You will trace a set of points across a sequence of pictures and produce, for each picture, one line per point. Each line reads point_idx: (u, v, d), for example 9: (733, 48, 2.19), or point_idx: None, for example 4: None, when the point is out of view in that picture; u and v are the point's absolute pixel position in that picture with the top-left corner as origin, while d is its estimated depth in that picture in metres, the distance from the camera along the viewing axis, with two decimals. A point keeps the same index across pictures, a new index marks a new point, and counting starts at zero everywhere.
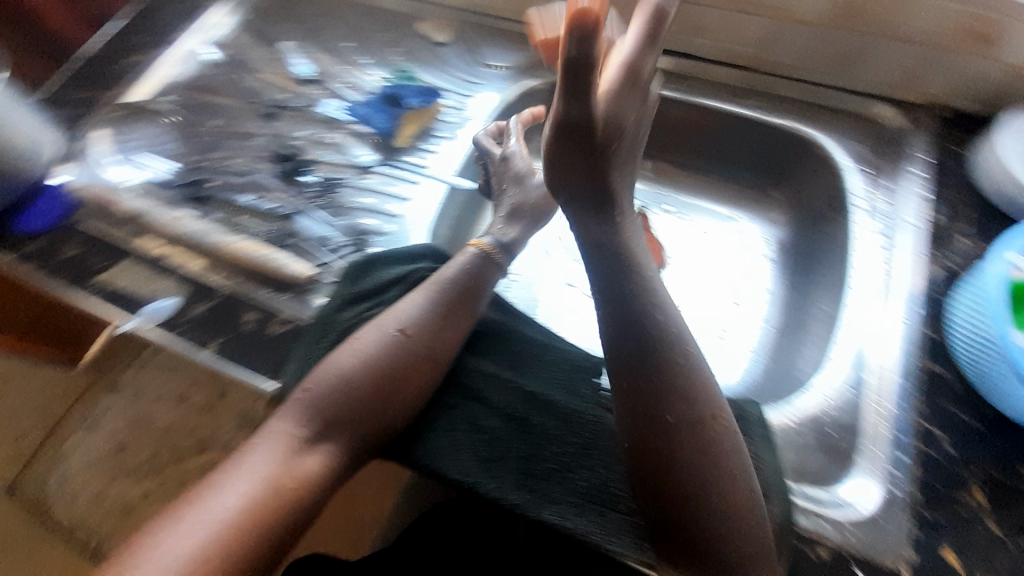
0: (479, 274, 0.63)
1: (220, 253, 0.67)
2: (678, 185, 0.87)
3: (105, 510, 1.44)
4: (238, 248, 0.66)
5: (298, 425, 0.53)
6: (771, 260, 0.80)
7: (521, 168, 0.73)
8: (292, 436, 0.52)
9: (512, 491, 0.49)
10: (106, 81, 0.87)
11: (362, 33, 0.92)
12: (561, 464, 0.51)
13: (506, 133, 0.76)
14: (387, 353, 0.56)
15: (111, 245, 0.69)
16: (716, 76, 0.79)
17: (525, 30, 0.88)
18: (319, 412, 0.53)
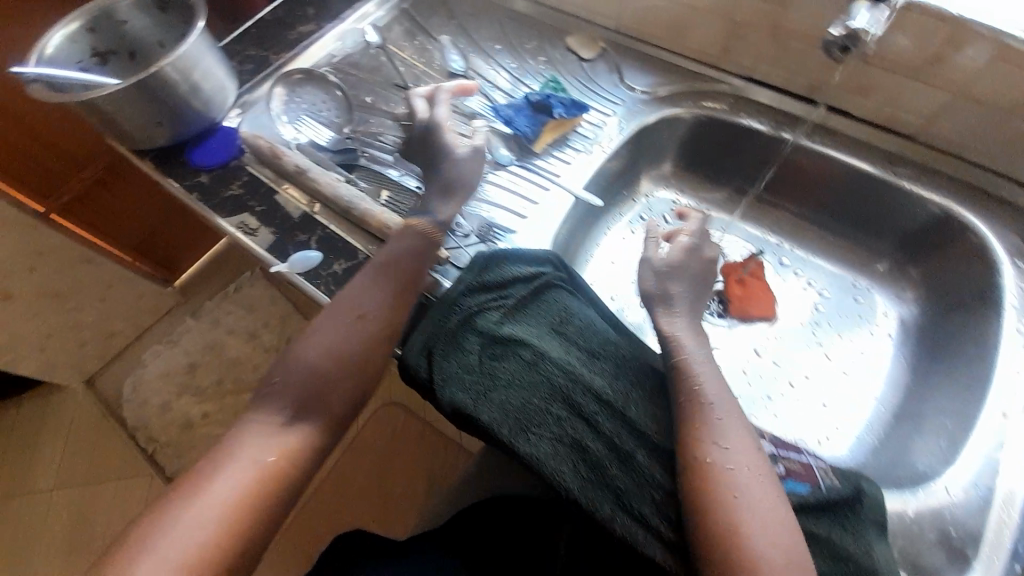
0: (420, 252, 0.66)
1: (367, 221, 0.73)
2: (800, 240, 0.85)
3: (169, 421, 1.56)
4: (384, 218, 0.72)
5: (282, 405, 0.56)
6: (894, 339, 0.76)
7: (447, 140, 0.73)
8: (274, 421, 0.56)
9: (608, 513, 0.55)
10: (275, 43, 0.94)
11: (511, 37, 0.95)
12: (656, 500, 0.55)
13: (435, 100, 0.78)
14: (348, 336, 0.60)
15: (271, 193, 0.78)
16: (873, 139, 0.76)
17: (676, 59, 0.87)
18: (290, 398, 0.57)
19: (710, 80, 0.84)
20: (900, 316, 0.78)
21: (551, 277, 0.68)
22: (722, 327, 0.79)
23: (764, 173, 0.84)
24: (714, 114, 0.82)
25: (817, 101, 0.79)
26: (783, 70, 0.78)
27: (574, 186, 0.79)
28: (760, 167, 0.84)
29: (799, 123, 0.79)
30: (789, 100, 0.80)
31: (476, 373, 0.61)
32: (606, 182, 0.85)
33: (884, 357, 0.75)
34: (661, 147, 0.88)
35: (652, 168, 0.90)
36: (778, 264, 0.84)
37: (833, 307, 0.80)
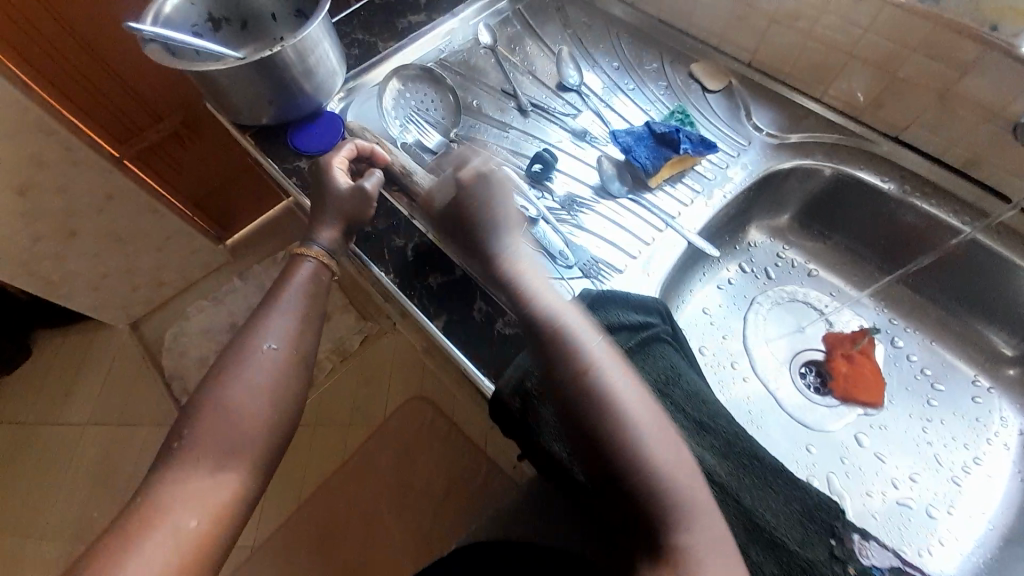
0: (318, 283, 0.67)
1: None
2: (915, 322, 0.78)
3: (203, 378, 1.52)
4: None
5: (215, 454, 0.53)
6: (1015, 453, 0.69)
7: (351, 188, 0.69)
8: (209, 469, 0.52)
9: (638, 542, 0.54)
10: (383, 29, 0.91)
11: (629, 54, 0.89)
12: None
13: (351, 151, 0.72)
14: (245, 361, 0.59)
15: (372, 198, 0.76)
16: None
17: (809, 106, 0.80)
18: (217, 447, 0.54)
19: (847, 135, 0.77)
20: (1022, 430, 0.71)
21: (661, 330, 0.63)
22: (822, 402, 0.74)
23: (921, 257, 0.76)
24: (859, 174, 0.75)
25: (1017, 201, 0.68)
26: (941, 139, 0.71)
27: (688, 230, 0.74)
28: (909, 253, 0.77)
29: (977, 215, 0.70)
30: (935, 166, 0.72)
31: None
32: (716, 227, 0.79)
33: (1002, 472, 0.68)
34: (785, 195, 0.82)
35: (761, 218, 0.84)
36: (890, 345, 0.78)
37: (947, 404, 0.73)
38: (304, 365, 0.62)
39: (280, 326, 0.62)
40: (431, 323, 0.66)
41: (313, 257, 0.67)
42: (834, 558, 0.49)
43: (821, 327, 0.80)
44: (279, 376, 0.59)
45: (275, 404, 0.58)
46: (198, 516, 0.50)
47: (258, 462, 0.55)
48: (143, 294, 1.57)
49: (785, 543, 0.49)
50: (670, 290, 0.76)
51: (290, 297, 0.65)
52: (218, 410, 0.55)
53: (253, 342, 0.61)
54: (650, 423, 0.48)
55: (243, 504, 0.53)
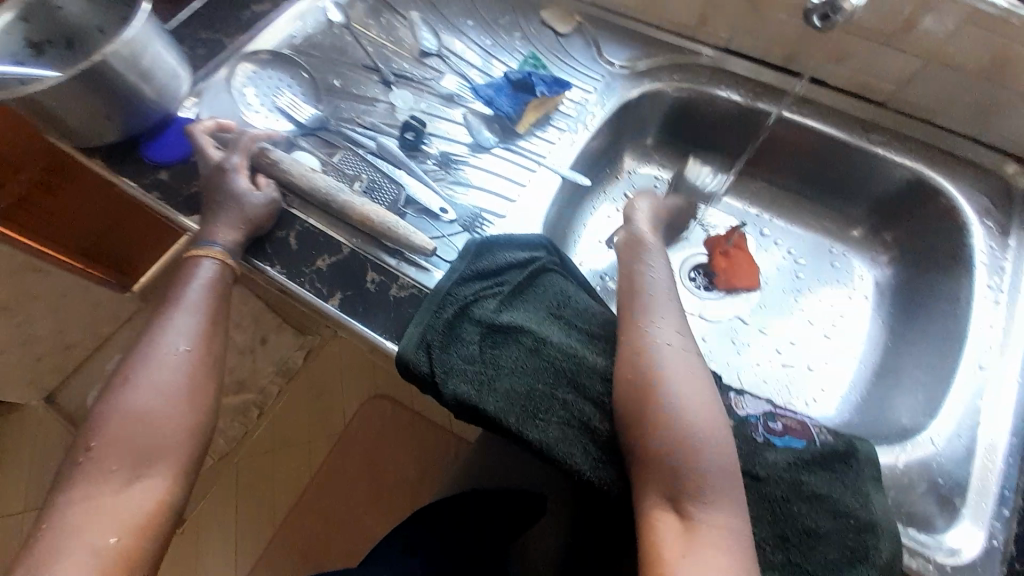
0: (221, 283, 0.64)
1: (350, 215, 0.69)
2: (779, 211, 0.87)
3: None
4: (366, 210, 0.68)
5: (123, 462, 0.53)
6: (871, 302, 0.80)
7: (238, 185, 0.68)
8: (117, 476, 0.53)
9: (568, 447, 0.57)
10: (226, 25, 0.86)
11: (484, 10, 0.90)
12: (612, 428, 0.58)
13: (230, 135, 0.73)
14: (157, 368, 0.57)
15: None
16: (848, 107, 0.78)
17: (652, 32, 0.85)
18: (125, 454, 0.53)
19: (687, 53, 0.83)
20: (875, 279, 0.81)
21: (546, 262, 0.67)
22: (711, 299, 0.81)
23: (748, 145, 0.85)
24: (701, 89, 0.82)
25: (803, 73, 0.79)
26: (763, 42, 0.78)
27: (562, 167, 0.78)
28: (743, 143, 0.85)
29: (803, 102, 0.79)
30: (762, 68, 0.81)
31: (477, 364, 0.60)
32: (590, 161, 0.84)
33: (863, 320, 0.79)
34: (646, 119, 0.87)
35: (631, 146, 0.90)
36: (759, 236, 0.86)
37: (812, 273, 0.82)
38: (214, 363, 0.60)
39: (184, 327, 0.59)
40: (327, 304, 0.66)
41: (213, 257, 0.64)
42: None
43: (701, 234, 0.87)
44: (189, 377, 0.58)
45: (188, 407, 0.57)
46: (117, 533, 0.51)
47: (180, 466, 0.55)
48: (53, 362, 1.44)
49: None
50: (557, 228, 0.80)
51: (190, 296, 0.62)
52: (123, 422, 0.54)
53: (158, 347, 0.58)
54: (678, 364, 0.56)
55: (167, 518, 0.54)
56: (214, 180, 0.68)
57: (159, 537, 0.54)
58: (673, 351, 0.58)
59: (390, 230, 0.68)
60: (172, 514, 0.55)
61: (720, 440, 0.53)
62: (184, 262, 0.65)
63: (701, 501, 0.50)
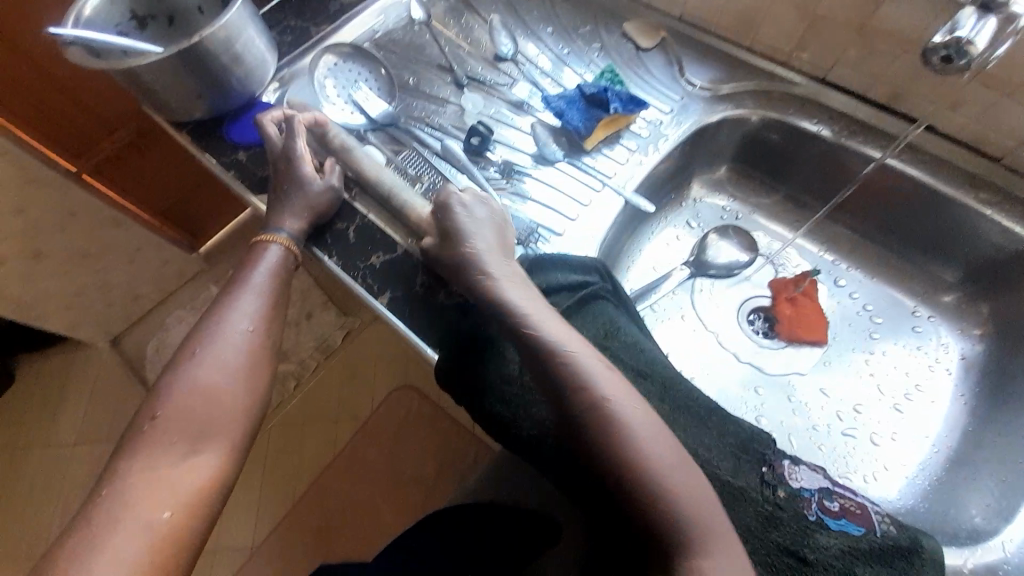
0: (282, 268, 0.67)
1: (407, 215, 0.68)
2: (858, 261, 0.80)
3: None
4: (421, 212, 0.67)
5: (180, 434, 0.53)
6: (954, 376, 0.72)
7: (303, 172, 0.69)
8: (172, 449, 0.53)
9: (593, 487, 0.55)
10: (314, 14, 0.88)
11: (564, 19, 0.87)
12: None
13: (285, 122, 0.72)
14: (220, 345, 0.59)
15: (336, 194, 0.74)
16: (956, 157, 0.70)
17: (741, 55, 0.80)
18: (186, 426, 0.54)
19: (778, 81, 0.78)
20: (964, 354, 0.72)
21: (599, 288, 0.65)
22: (768, 347, 0.76)
23: (840, 190, 0.78)
24: (788, 120, 0.76)
25: (918, 118, 0.70)
26: (867, 77, 0.71)
27: (626, 189, 0.75)
28: (835, 186, 0.78)
29: (904, 147, 0.72)
30: (862, 105, 0.74)
31: (514, 385, 0.59)
32: (656, 184, 0.80)
33: (943, 397, 0.71)
34: (721, 147, 0.83)
35: (701, 174, 0.85)
36: (833, 285, 0.79)
37: (889, 334, 0.75)
38: (270, 345, 0.63)
39: (248, 309, 0.63)
40: (376, 301, 0.66)
41: (280, 244, 0.67)
42: (764, 482, 0.52)
43: (768, 273, 0.82)
44: (247, 356, 0.60)
45: (246, 385, 0.59)
46: (171, 509, 0.49)
47: (233, 444, 0.56)
48: (119, 311, 1.53)
49: (716, 472, 0.51)
50: (613, 251, 0.78)
51: (255, 281, 0.65)
52: (184, 394, 0.56)
53: (222, 325, 0.61)
54: (631, 409, 0.48)
55: (219, 496, 0.53)
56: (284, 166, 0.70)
57: (209, 517, 0.52)
58: (628, 395, 0.49)
59: None
60: (221, 495, 0.53)
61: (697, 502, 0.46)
62: (252, 245, 0.68)
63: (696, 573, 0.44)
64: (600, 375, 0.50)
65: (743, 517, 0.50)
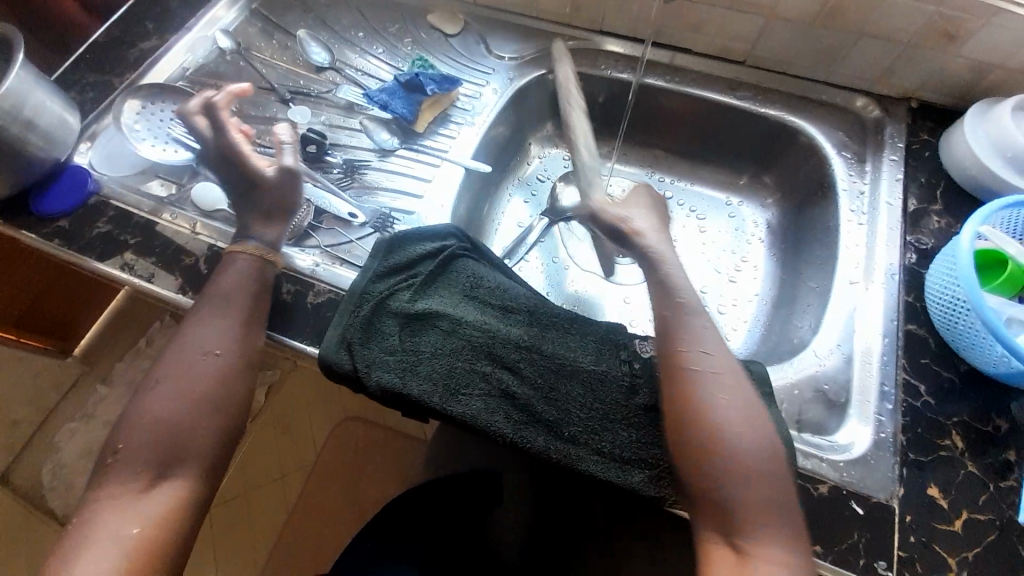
0: (252, 282, 0.64)
1: None
2: (678, 172, 0.93)
3: None
4: None
5: (142, 467, 0.53)
6: (763, 241, 0.87)
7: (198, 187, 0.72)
8: (130, 486, 0.52)
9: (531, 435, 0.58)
10: (114, 65, 0.85)
11: (373, 21, 0.92)
12: (625, 436, 0.57)
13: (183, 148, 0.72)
14: (191, 374, 0.57)
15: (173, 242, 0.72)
16: (716, 70, 0.84)
17: (533, 23, 0.90)
18: (157, 453, 0.54)
19: (569, 38, 0.88)
20: (765, 219, 0.88)
21: (455, 248, 0.71)
22: (627, 262, 0.86)
23: (624, 114, 0.90)
24: (584, 68, 0.87)
25: (643, 40, 0.86)
26: (630, 19, 0.84)
27: (463, 158, 0.81)
28: (618, 114, 0.91)
29: (677, 70, 0.85)
30: (634, 44, 0.86)
31: (398, 353, 0.63)
32: (494, 149, 0.88)
33: (760, 259, 0.85)
34: (542, 105, 0.92)
35: (536, 131, 0.95)
36: (663, 198, 0.92)
37: (714, 225, 0.89)
38: (248, 361, 0.61)
39: (212, 330, 0.60)
40: None
41: (250, 254, 0.65)
42: (622, 361, 0.60)
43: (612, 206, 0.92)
44: (216, 379, 0.58)
45: (209, 404, 0.57)
46: (140, 524, 0.51)
47: (205, 462, 0.55)
48: None
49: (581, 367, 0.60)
50: (472, 217, 0.84)
51: (221, 291, 0.63)
52: (143, 423, 0.55)
53: (190, 349, 0.59)
54: (728, 409, 0.52)
55: (193, 511, 0.54)
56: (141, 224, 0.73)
57: (190, 524, 0.54)
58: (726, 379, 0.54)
59: (293, 261, 0.70)
60: (198, 510, 0.54)
61: (760, 484, 0.50)
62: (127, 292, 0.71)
63: (739, 523, 0.49)
64: (715, 373, 0.54)
65: (610, 393, 0.58)
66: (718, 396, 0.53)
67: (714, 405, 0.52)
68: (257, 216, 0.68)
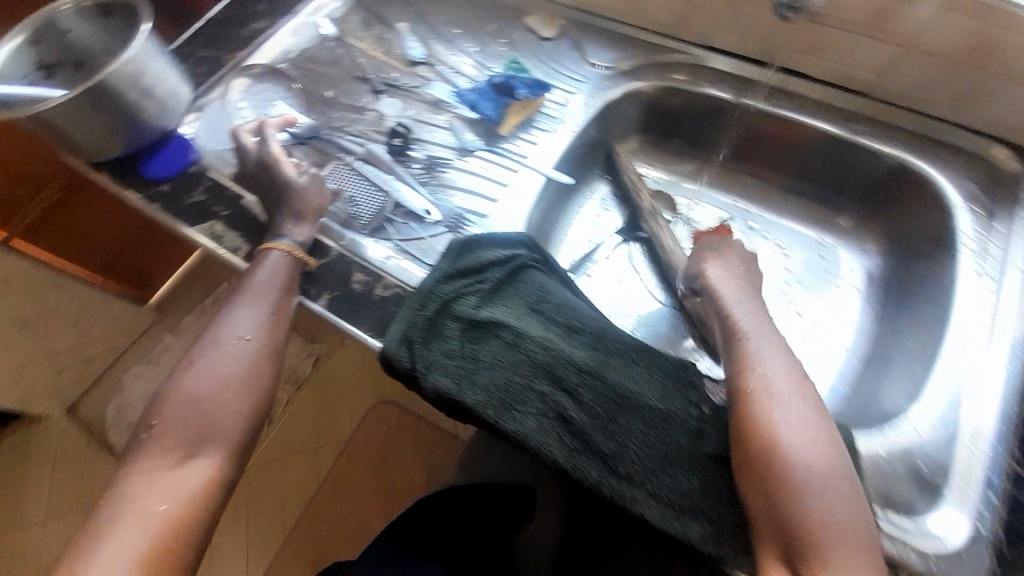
0: (286, 273, 0.66)
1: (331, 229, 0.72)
2: (769, 204, 0.87)
3: None
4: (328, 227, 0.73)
5: (174, 444, 0.54)
6: (861, 292, 0.79)
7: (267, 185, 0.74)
8: (171, 459, 0.53)
9: (591, 467, 0.54)
10: (227, 42, 0.90)
11: (471, 19, 0.92)
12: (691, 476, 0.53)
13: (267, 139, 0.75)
14: (226, 358, 0.59)
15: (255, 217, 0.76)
16: (829, 98, 0.78)
17: (634, 33, 0.87)
18: (186, 432, 0.55)
19: (670, 51, 0.85)
20: (865, 268, 0.80)
21: (525, 259, 0.69)
22: None
23: (724, 138, 0.86)
24: (683, 84, 0.83)
25: (769, 63, 0.80)
26: (741, 37, 0.79)
27: (544, 166, 0.79)
28: (716, 140, 0.86)
29: (783, 95, 0.79)
30: (743, 63, 0.81)
31: (456, 358, 0.61)
32: (575, 159, 0.85)
33: (852, 310, 0.78)
34: (630, 118, 0.89)
35: (619, 144, 0.91)
36: (747, 230, 0.86)
37: (802, 266, 0.81)
38: (276, 350, 0.62)
39: (248, 316, 0.62)
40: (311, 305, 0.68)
41: (284, 251, 0.67)
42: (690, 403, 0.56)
43: (685, 230, 0.86)
44: (247, 364, 0.59)
45: (241, 390, 0.58)
46: (167, 500, 0.51)
47: (233, 446, 0.56)
48: (71, 373, 1.46)
49: (646, 402, 0.56)
50: (542, 227, 0.81)
51: (260, 283, 0.64)
52: (181, 400, 0.56)
53: (224, 334, 0.60)
54: (792, 422, 0.50)
55: (217, 497, 0.54)
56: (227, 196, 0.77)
57: (209, 513, 0.53)
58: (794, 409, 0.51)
59: (361, 253, 0.71)
60: (222, 497, 0.54)
61: (836, 513, 0.45)
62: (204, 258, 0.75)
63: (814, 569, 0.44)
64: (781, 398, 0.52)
65: (676, 435, 0.54)
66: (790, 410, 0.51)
67: (785, 418, 0.50)
68: (314, 210, 0.71)
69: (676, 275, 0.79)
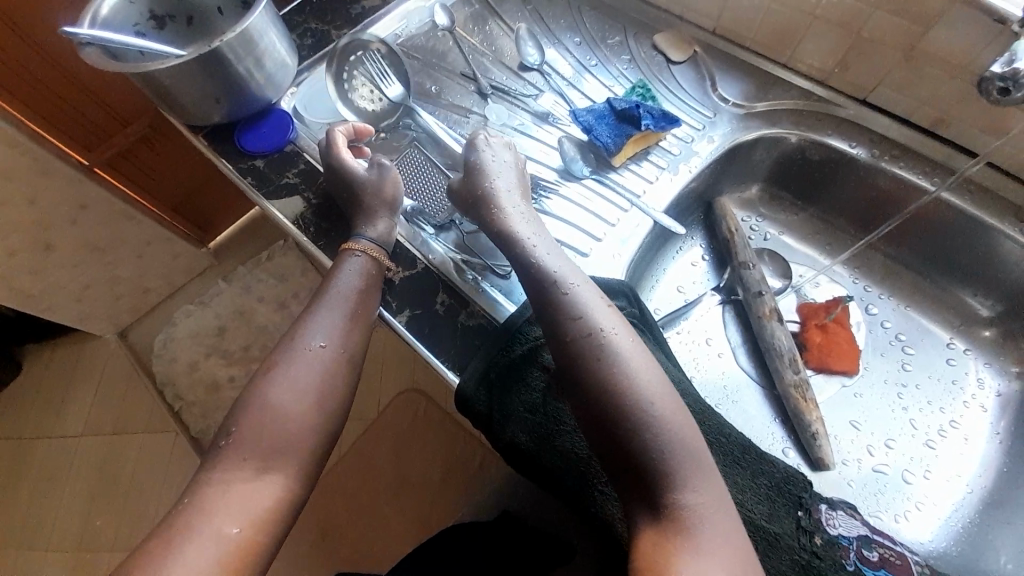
0: (365, 277, 0.63)
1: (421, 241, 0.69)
2: (892, 288, 0.78)
3: (196, 379, 1.37)
4: (409, 233, 0.69)
5: (248, 456, 0.52)
6: (990, 414, 0.71)
7: (350, 169, 0.68)
8: (244, 473, 0.51)
9: None
10: (335, 17, 0.85)
11: (592, 27, 0.84)
12: None
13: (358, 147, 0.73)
14: (306, 368, 0.57)
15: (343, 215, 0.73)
16: (1002, 188, 0.67)
17: (775, 70, 0.77)
18: (262, 442, 0.53)
19: (813, 100, 0.75)
20: (999, 392, 0.72)
21: (627, 313, 0.61)
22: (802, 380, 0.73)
23: (889, 218, 0.75)
24: (825, 140, 0.74)
25: (981, 155, 0.67)
26: (909, 99, 0.69)
27: (656, 209, 0.73)
28: (876, 218, 0.77)
29: (945, 172, 0.69)
30: (902, 128, 0.71)
31: (539, 415, 0.57)
32: (685, 203, 0.78)
33: (978, 433, 0.70)
34: (752, 166, 0.80)
35: (733, 191, 0.83)
36: (866, 314, 0.78)
37: (922, 368, 0.74)
38: (351, 361, 0.60)
39: (325, 324, 0.60)
40: (396, 319, 0.65)
41: (362, 251, 0.64)
42: (801, 529, 0.50)
43: (793, 299, 0.79)
44: (324, 374, 0.57)
45: (316, 404, 0.56)
46: (241, 524, 0.48)
47: (303, 463, 0.54)
48: (129, 304, 1.39)
49: (753, 517, 0.49)
50: (639, 273, 0.75)
51: (340, 288, 0.62)
52: (264, 409, 0.54)
53: (299, 342, 0.59)
54: (666, 406, 0.45)
55: (286, 518, 0.51)
56: (315, 180, 0.75)
57: (277, 535, 0.50)
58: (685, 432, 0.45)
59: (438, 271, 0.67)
60: (290, 517, 0.52)
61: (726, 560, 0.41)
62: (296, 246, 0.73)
63: None
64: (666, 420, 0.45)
65: (780, 563, 0.48)
66: (634, 386, 0.46)
67: (666, 410, 0.45)
68: (385, 206, 0.67)
69: (780, 365, 0.71)
